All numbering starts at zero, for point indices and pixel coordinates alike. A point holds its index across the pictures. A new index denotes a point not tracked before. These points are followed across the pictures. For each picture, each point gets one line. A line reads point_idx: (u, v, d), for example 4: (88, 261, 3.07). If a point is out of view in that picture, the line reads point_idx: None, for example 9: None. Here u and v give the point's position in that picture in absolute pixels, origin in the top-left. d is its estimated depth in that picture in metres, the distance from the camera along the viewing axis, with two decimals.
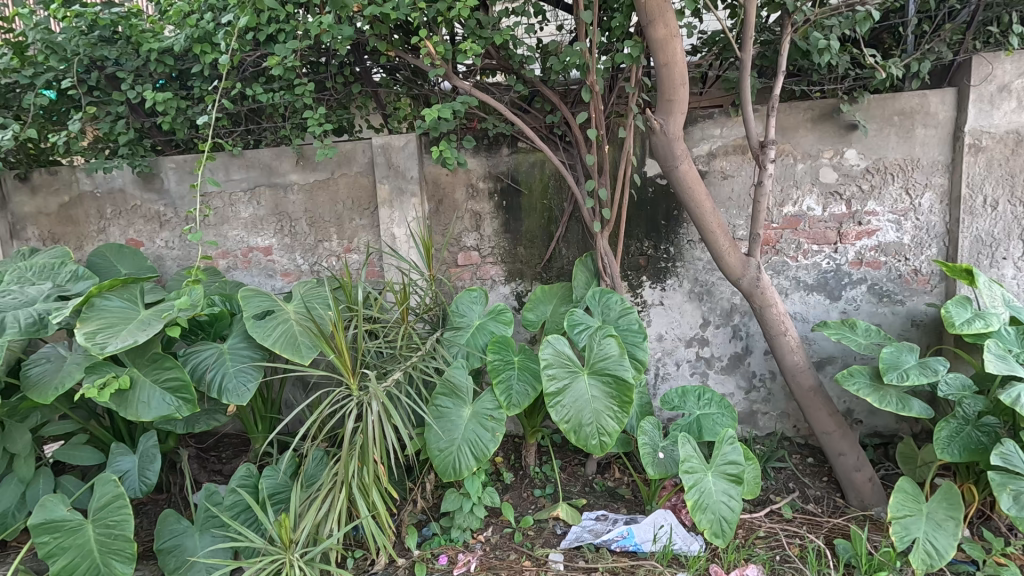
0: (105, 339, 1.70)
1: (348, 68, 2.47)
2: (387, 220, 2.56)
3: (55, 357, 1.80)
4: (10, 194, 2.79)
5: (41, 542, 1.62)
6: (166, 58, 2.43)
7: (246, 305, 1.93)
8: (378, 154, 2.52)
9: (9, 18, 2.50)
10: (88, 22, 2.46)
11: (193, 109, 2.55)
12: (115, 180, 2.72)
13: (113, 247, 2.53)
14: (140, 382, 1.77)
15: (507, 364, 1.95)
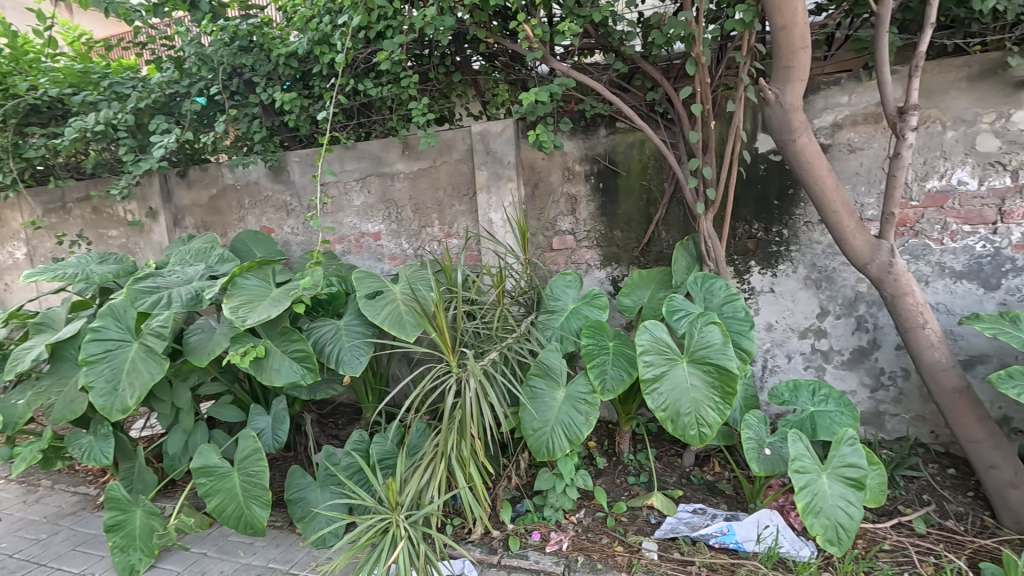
0: (245, 313, 1.94)
1: (449, 58, 2.56)
2: (485, 205, 2.63)
3: (208, 327, 2.10)
4: (174, 189, 3.29)
5: (200, 483, 1.91)
6: (291, 61, 2.68)
7: (360, 285, 2.10)
8: (477, 141, 2.59)
9: (170, 36, 2.91)
10: (230, 34, 2.75)
11: (314, 107, 2.80)
12: (252, 174, 3.09)
13: (250, 234, 2.86)
14: (273, 351, 2.00)
15: (601, 349, 1.94)
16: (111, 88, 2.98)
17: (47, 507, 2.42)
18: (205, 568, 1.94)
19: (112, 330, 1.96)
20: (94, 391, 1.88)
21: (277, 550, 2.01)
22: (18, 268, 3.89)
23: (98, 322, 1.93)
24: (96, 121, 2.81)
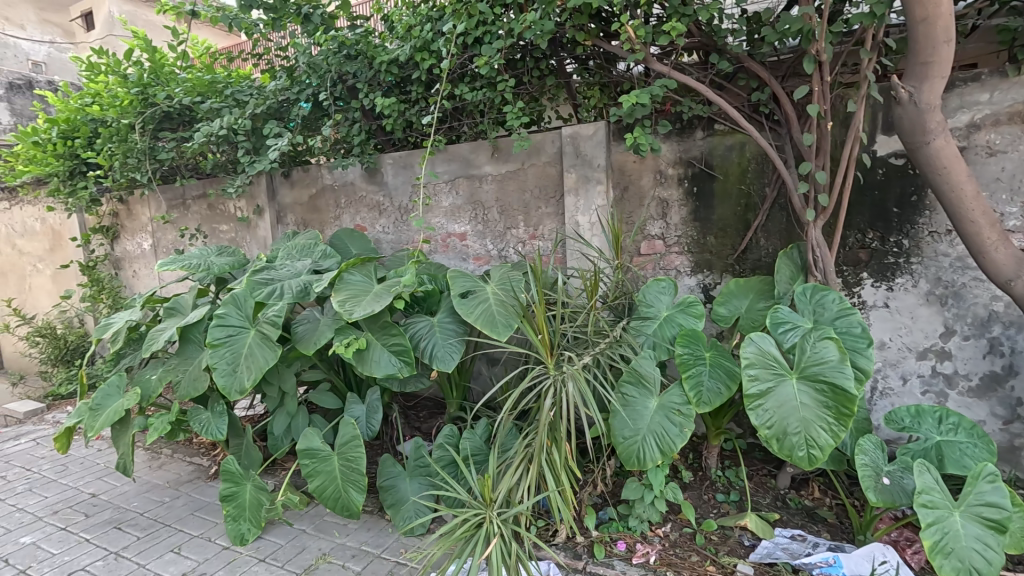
0: (352, 306, 2.06)
1: (544, 62, 2.57)
2: (572, 207, 2.61)
3: (313, 318, 2.25)
4: (279, 188, 3.56)
5: (304, 464, 2.04)
6: (392, 68, 2.80)
7: (455, 284, 2.15)
8: (567, 144, 2.58)
9: (284, 47, 3.14)
10: (338, 43, 2.90)
11: (410, 111, 2.92)
12: (349, 175, 3.27)
13: (346, 232, 3.02)
14: (374, 344, 2.10)
15: (698, 359, 1.87)
16: (233, 95, 3.26)
17: (169, 474, 2.70)
18: (304, 543, 2.07)
19: (233, 317, 2.15)
20: (217, 372, 2.06)
21: (368, 534, 2.11)
22: (145, 258, 4.36)
23: (222, 309, 2.13)
24: (220, 126, 3.10)
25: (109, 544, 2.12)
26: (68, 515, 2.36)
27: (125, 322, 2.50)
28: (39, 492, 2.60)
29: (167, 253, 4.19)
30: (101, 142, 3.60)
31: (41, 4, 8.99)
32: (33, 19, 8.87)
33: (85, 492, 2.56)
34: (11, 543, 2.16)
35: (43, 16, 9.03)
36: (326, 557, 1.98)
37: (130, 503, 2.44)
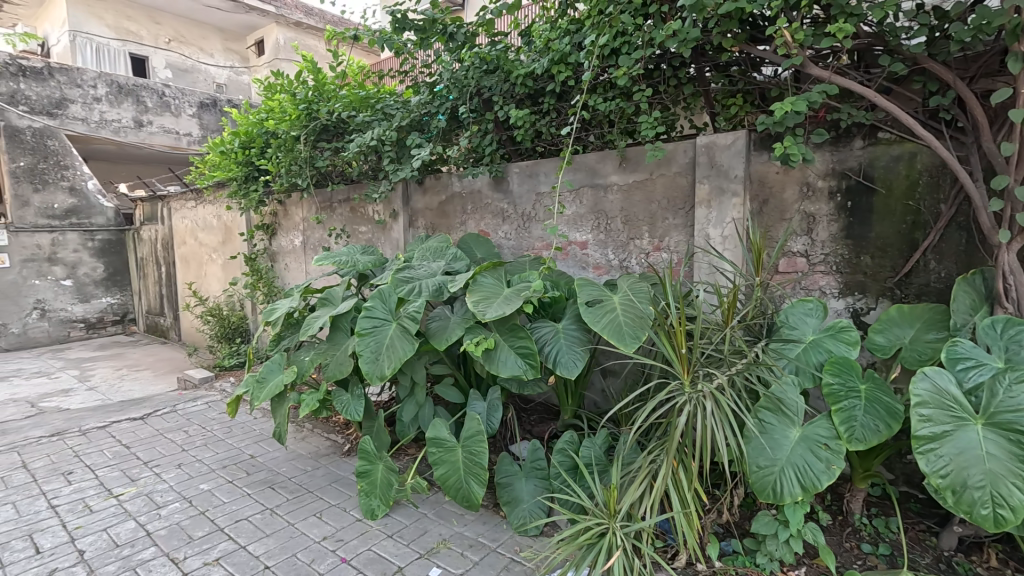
0: (484, 306, 2.17)
1: (684, 70, 2.50)
2: (704, 220, 2.51)
3: (444, 316, 2.42)
4: (413, 194, 3.85)
5: (431, 452, 2.17)
6: (527, 81, 2.91)
7: (581, 292, 2.17)
8: (701, 154, 2.49)
9: (428, 64, 3.41)
10: (481, 59, 3.07)
11: (541, 122, 3.01)
12: (477, 183, 3.45)
13: (473, 236, 3.17)
14: (501, 345, 2.20)
15: (850, 391, 1.70)
16: (382, 110, 3.60)
17: (310, 446, 3.03)
18: (426, 527, 2.20)
19: (379, 310, 2.38)
20: (363, 358, 2.28)
21: (484, 527, 2.19)
22: (296, 253, 4.94)
23: (370, 302, 2.37)
24: (371, 138, 3.44)
25: (265, 501, 2.43)
26: (234, 471, 2.75)
27: (287, 308, 2.87)
28: (212, 447, 3.06)
29: (314, 249, 4.72)
30: (273, 152, 4.18)
31: (227, 35, 10.60)
32: (219, 48, 10.48)
33: (246, 453, 2.96)
34: (193, 487, 2.57)
35: (228, 45, 10.63)
36: (445, 542, 2.09)
37: (280, 467, 2.78)
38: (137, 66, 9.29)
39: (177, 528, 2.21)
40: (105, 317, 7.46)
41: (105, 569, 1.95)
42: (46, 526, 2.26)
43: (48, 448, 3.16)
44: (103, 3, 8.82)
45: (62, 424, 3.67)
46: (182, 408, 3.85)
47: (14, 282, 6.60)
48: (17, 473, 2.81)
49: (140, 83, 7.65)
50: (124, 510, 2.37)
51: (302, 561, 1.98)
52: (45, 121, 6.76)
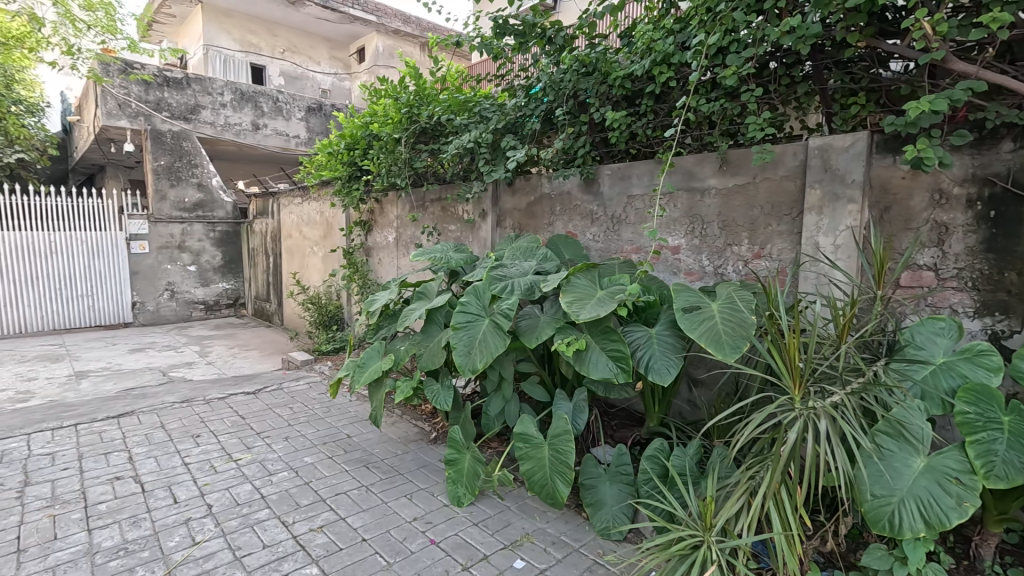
0: (578, 308, 2.19)
1: (799, 68, 2.36)
2: (813, 227, 2.36)
3: (534, 315, 2.48)
4: (502, 195, 3.94)
5: (518, 447, 2.22)
6: (626, 82, 2.88)
7: (677, 297, 2.12)
8: (814, 156, 2.33)
9: (525, 68, 3.48)
10: (581, 61, 3.08)
11: (637, 123, 2.97)
12: (567, 184, 3.46)
13: (561, 237, 3.17)
14: (592, 347, 2.22)
15: (989, 423, 1.53)
16: (478, 113, 3.72)
17: (400, 431, 3.21)
18: (509, 519, 2.26)
19: (473, 306, 2.48)
20: (456, 351, 2.38)
21: (566, 526, 2.21)
22: (389, 249, 5.23)
23: (465, 298, 2.47)
24: (468, 140, 3.57)
25: (360, 478, 2.61)
26: (333, 448, 2.98)
27: (385, 300, 3.05)
28: (314, 424, 3.33)
29: (406, 245, 4.97)
30: (375, 153, 4.45)
31: (333, 44, 11.41)
32: (325, 56, 11.30)
33: (343, 433, 3.19)
34: (298, 459, 2.81)
35: (333, 53, 11.43)
36: (529, 537, 2.13)
37: (373, 448, 2.97)
38: (256, 75, 10.26)
39: (287, 494, 2.44)
40: (221, 300, 8.31)
41: (229, 523, 2.20)
42: (181, 480, 2.57)
43: (180, 413, 3.59)
44: (231, 19, 9.85)
45: (190, 392, 4.16)
46: (287, 386, 4.21)
47: (152, 266, 7.59)
48: (157, 432, 3.22)
49: (259, 90, 8.44)
50: (243, 474, 2.65)
51: (395, 538, 2.11)
52: (182, 125, 7.67)
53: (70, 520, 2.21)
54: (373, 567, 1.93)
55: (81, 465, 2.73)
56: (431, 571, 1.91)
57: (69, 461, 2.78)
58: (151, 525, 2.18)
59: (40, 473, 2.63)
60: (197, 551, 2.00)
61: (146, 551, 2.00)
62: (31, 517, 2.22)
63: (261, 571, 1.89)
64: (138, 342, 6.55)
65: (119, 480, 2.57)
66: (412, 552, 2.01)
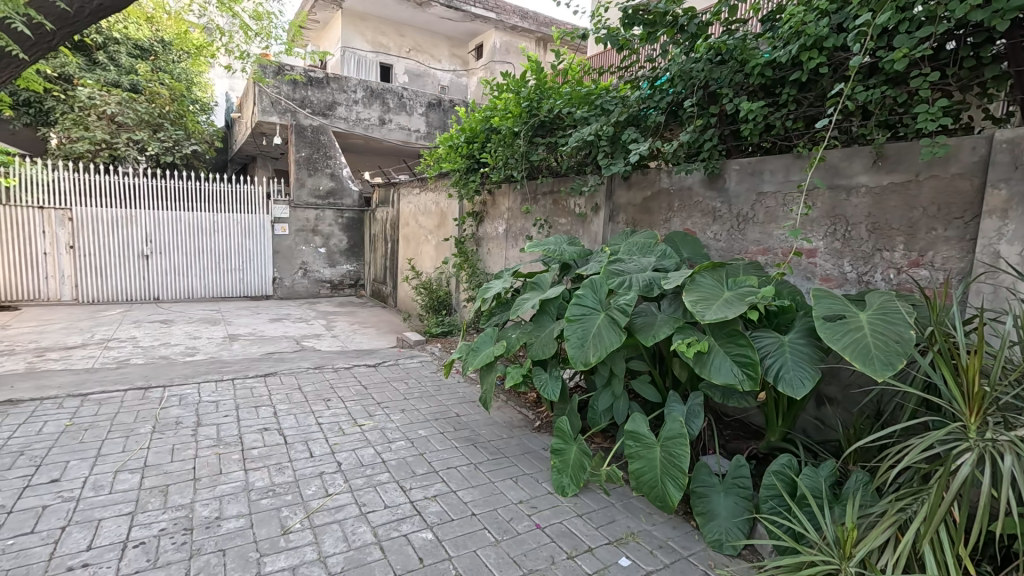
0: (703, 308, 2.11)
1: (989, 48, 2.03)
2: (992, 233, 2.03)
3: (651, 312, 2.43)
4: (617, 189, 3.87)
5: (629, 445, 2.20)
6: (766, 70, 2.68)
7: (818, 305, 1.96)
8: (1000, 151, 2.00)
9: (652, 58, 3.38)
10: (715, 50, 2.92)
11: (775, 115, 2.76)
12: (689, 180, 3.31)
13: (680, 234, 3.04)
14: (715, 349, 2.13)
15: None
16: (600, 106, 3.66)
17: (505, 416, 3.31)
18: (614, 515, 2.24)
19: (588, 299, 2.48)
20: (570, 343, 2.39)
21: (673, 532, 2.14)
22: (498, 240, 5.38)
23: (582, 290, 2.49)
24: (588, 134, 3.54)
25: (469, 456, 2.74)
26: (443, 424, 3.16)
27: (499, 288, 3.14)
28: (426, 401, 3.55)
29: (515, 237, 5.08)
30: (493, 147, 4.60)
31: (454, 42, 11.92)
32: (446, 54, 11.85)
33: (453, 411, 3.37)
34: (414, 431, 3.02)
35: (454, 51, 11.97)
36: (634, 536, 2.10)
37: (480, 429, 3.10)
38: (385, 74, 11.04)
39: (404, 462, 2.64)
40: (344, 281, 9.12)
41: (356, 481, 2.42)
42: (316, 437, 2.89)
43: (313, 378, 4.03)
44: (366, 23, 10.69)
45: (320, 360, 4.64)
46: (402, 363, 4.53)
47: (290, 246, 8.54)
48: (296, 392, 3.64)
49: (387, 87, 9.08)
50: (366, 438, 2.90)
51: (503, 516, 2.19)
52: (321, 121, 8.51)
53: (231, 459, 2.58)
54: (482, 541, 2.02)
55: (238, 414, 3.17)
56: (537, 555, 1.95)
57: (229, 410, 3.24)
58: (293, 473, 2.48)
59: (208, 417, 3.11)
60: (330, 502, 2.23)
61: (289, 495, 2.28)
62: (203, 452, 2.63)
63: (383, 528, 2.07)
64: (276, 313, 7.41)
65: (267, 431, 2.94)
66: (518, 533, 2.08)
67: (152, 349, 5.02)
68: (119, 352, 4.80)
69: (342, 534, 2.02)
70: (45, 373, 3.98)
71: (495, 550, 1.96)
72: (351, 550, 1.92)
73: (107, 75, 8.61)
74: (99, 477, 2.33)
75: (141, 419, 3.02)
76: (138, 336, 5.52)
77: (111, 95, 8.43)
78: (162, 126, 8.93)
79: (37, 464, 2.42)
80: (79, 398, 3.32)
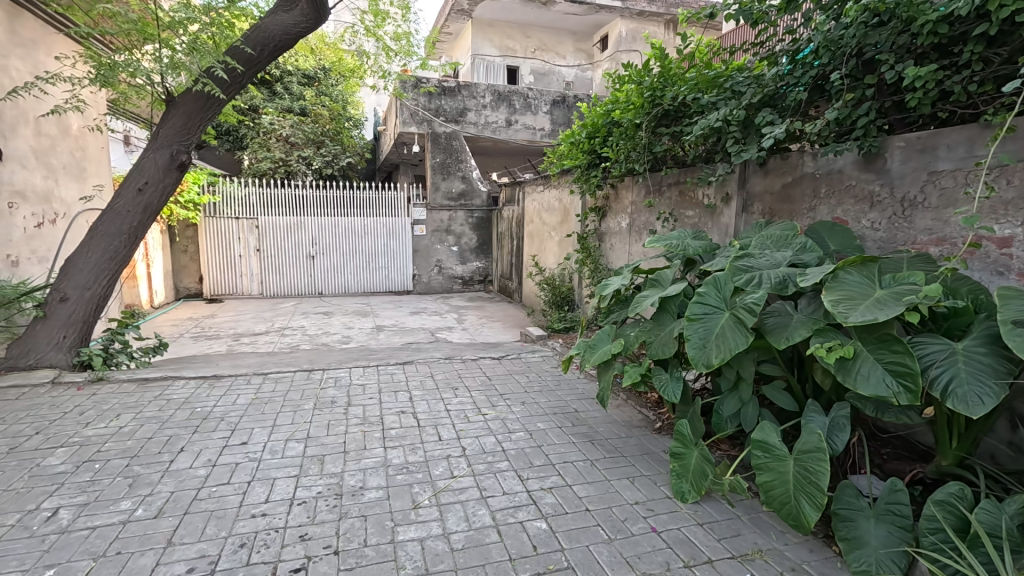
0: (846, 309, 1.89)
1: None
2: None
3: (785, 312, 2.21)
4: (751, 176, 3.56)
5: (756, 455, 2.05)
6: (939, 27, 2.26)
7: (1004, 307, 1.63)
8: None
9: (793, 29, 3.04)
10: (872, 11, 2.53)
11: (953, 79, 2.31)
12: (838, 162, 2.93)
13: (826, 224, 2.69)
14: (862, 355, 1.88)
15: None
16: (730, 88, 3.39)
17: (624, 415, 3.27)
18: (739, 529, 2.09)
19: (711, 298, 2.35)
20: (690, 343, 2.28)
21: (810, 555, 1.94)
22: (621, 234, 5.28)
23: (704, 288, 2.36)
24: (716, 119, 3.31)
25: (586, 452, 2.76)
26: (562, 419, 3.22)
27: (618, 285, 3.09)
28: (547, 395, 3.63)
29: (639, 231, 4.94)
30: (615, 140, 4.52)
31: (579, 37, 11.86)
32: (571, 50, 11.83)
33: (572, 407, 3.40)
34: (533, 423, 3.13)
35: (579, 45, 11.92)
36: (762, 554, 1.94)
37: (599, 427, 3.09)
38: (511, 76, 11.41)
39: (523, 452, 2.74)
40: (474, 277, 9.66)
41: (478, 466, 2.59)
42: (445, 422, 3.14)
43: (444, 367, 4.36)
44: (494, 29, 11.14)
45: (450, 351, 4.99)
46: (524, 357, 4.68)
47: (427, 246, 9.29)
48: (428, 380, 3.99)
49: (513, 89, 9.36)
50: (489, 427, 3.08)
51: (617, 516, 2.18)
52: (453, 127, 9.08)
53: (374, 437, 2.92)
54: (596, 538, 2.03)
55: (381, 397, 3.58)
56: (652, 559, 1.91)
57: (373, 392, 3.67)
58: (424, 453, 2.73)
59: (357, 398, 3.55)
60: (455, 483, 2.42)
61: (420, 473, 2.52)
62: (352, 429, 3.02)
63: (501, 513, 2.19)
64: (415, 307, 8.13)
65: (404, 414, 3.27)
66: (633, 534, 2.05)
67: (316, 336, 5.84)
68: (291, 339, 5.67)
69: (465, 514, 2.18)
70: (239, 354, 4.87)
71: (608, 548, 1.97)
72: (472, 530, 2.07)
73: (283, 103, 10.17)
74: (275, 443, 2.80)
75: (306, 396, 3.56)
76: (306, 326, 6.47)
77: (286, 120, 9.93)
78: (324, 143, 10.29)
79: (233, 428, 2.98)
80: (261, 376, 4.02)
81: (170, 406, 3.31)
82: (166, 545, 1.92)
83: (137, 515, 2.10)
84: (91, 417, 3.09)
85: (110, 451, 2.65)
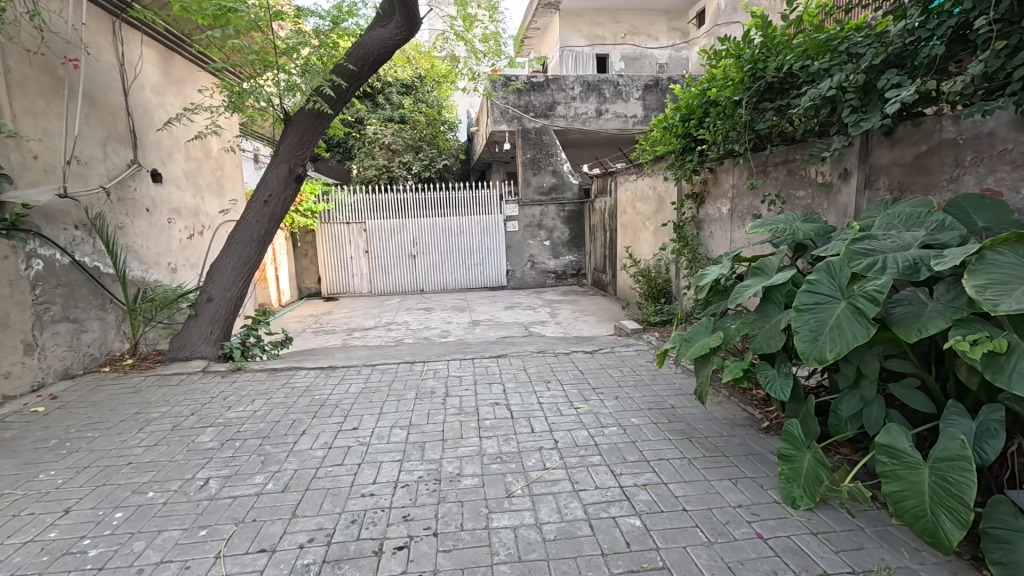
0: (995, 296, 1.63)
1: None
2: None
3: (917, 301, 1.95)
4: (875, 148, 3.15)
5: (882, 461, 1.82)
6: None
7: None
8: None
9: None
10: None
11: None
12: (987, 123, 2.50)
13: (971, 197, 2.28)
14: (1018, 349, 1.61)
15: None
16: (846, 51, 3.02)
17: (727, 413, 3.08)
18: (862, 542, 1.88)
19: (825, 286, 2.13)
20: (800, 335, 2.09)
21: None
22: (721, 221, 4.95)
23: (815, 276, 2.15)
24: (828, 88, 2.98)
25: (684, 450, 2.64)
26: (657, 414, 3.11)
27: (716, 275, 2.90)
28: (641, 389, 3.53)
29: (741, 216, 4.60)
30: (712, 121, 4.24)
31: (672, 15, 11.27)
32: (664, 30, 11.28)
33: (669, 403, 3.27)
34: (627, 418, 3.06)
35: (672, 24, 11.32)
36: (889, 571, 1.74)
37: (698, 424, 2.94)
38: (601, 64, 11.14)
39: (616, 447, 2.70)
40: (567, 270, 9.64)
41: (570, 459, 2.59)
42: (537, 414, 3.18)
43: (537, 361, 4.41)
44: (582, 18, 10.97)
45: (543, 345, 5.04)
46: (618, 351, 4.59)
47: (520, 241, 9.42)
48: (521, 373, 4.05)
49: (603, 78, 9.15)
50: (581, 420, 3.06)
51: (718, 518, 2.06)
52: (543, 122, 9.09)
53: (470, 426, 3.04)
54: (693, 539, 1.94)
55: (476, 388, 3.71)
56: (757, 566, 1.79)
57: (469, 384, 3.81)
58: (517, 444, 2.79)
59: (454, 389, 3.72)
60: (547, 474, 2.45)
61: (514, 463, 2.58)
62: (450, 418, 3.17)
63: (593, 507, 2.17)
64: (509, 301, 8.30)
65: (498, 405, 3.37)
66: (735, 539, 1.93)
67: (418, 331, 6.20)
68: (397, 333, 6.08)
69: (556, 505, 2.19)
70: (351, 347, 5.32)
71: (707, 551, 1.87)
72: (564, 521, 2.08)
73: (384, 113, 10.89)
74: (382, 429, 3.03)
75: (408, 387, 3.80)
76: (409, 321, 6.89)
77: (387, 129, 10.62)
78: (422, 148, 10.84)
79: (346, 414, 3.27)
80: (370, 367, 4.35)
81: (294, 393, 3.72)
82: (290, 517, 2.16)
83: (267, 489, 2.38)
84: (232, 401, 3.57)
85: (247, 431, 3.04)
